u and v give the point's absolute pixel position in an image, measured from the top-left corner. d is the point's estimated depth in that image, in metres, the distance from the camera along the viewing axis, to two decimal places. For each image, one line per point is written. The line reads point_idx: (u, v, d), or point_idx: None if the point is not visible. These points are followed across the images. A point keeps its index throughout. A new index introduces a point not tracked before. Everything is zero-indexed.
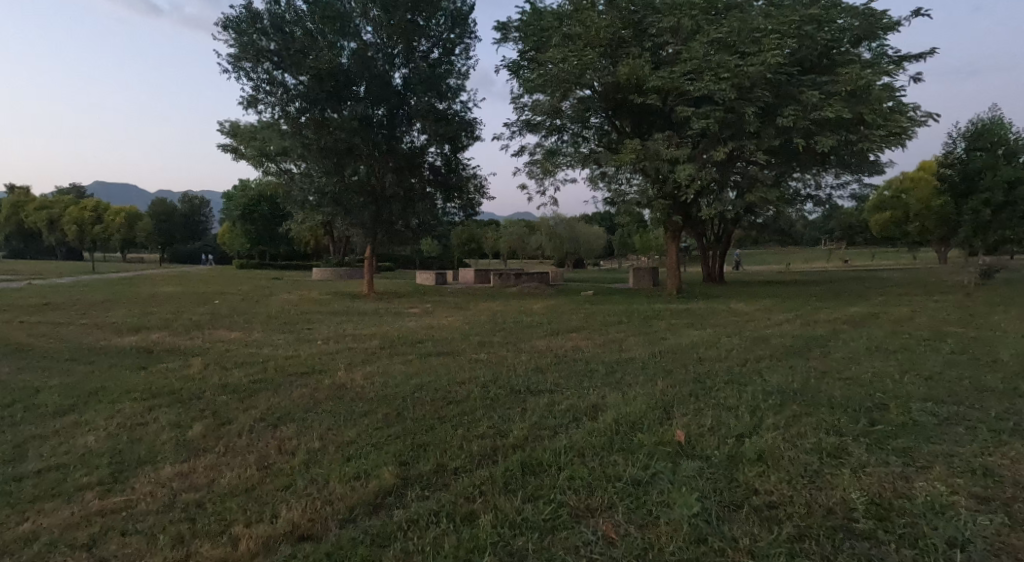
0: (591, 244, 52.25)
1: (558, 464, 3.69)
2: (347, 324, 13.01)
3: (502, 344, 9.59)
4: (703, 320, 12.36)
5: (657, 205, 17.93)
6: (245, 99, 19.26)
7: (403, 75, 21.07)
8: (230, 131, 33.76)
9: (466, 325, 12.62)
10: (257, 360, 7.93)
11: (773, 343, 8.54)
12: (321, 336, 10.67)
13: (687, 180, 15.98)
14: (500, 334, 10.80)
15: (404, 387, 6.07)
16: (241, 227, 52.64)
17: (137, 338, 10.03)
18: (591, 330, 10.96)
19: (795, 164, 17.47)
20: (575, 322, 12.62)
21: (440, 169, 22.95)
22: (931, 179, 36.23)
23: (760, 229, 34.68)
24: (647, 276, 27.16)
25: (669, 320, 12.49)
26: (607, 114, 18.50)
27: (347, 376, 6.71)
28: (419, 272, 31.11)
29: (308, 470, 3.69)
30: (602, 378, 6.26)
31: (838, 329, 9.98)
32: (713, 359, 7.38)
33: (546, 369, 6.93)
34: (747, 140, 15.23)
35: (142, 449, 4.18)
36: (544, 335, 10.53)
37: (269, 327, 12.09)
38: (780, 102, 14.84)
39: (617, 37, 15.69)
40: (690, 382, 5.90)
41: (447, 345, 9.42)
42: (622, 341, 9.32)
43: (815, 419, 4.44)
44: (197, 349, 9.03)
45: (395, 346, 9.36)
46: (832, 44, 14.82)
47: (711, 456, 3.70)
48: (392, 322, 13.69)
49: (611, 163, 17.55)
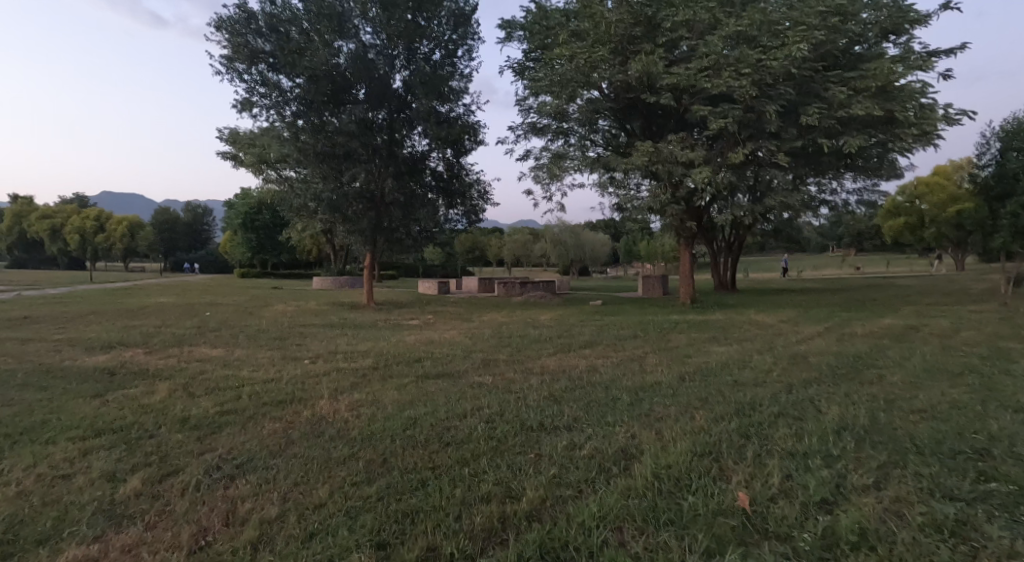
0: (597, 251, 51.30)
1: (588, 548, 2.75)
2: (341, 339, 12.05)
3: (509, 363, 8.64)
4: (727, 333, 11.39)
5: (671, 211, 17.04)
6: (239, 101, 18.46)
7: (404, 77, 20.27)
8: (229, 138, 33.14)
9: (468, 339, 11.66)
10: (233, 384, 7.00)
11: (814, 363, 7.58)
12: (310, 354, 9.72)
13: (703, 184, 15.08)
14: (506, 351, 9.83)
15: (397, 422, 5.15)
16: (242, 236, 51.86)
17: (107, 356, 9.10)
18: (606, 346, 10.02)
19: (817, 167, 16.57)
20: (588, 335, 11.64)
21: (442, 175, 22.13)
22: (948, 184, 35.10)
23: (772, 235, 33.66)
24: (657, 285, 26.23)
25: (690, 334, 11.50)
26: (616, 116, 17.72)
27: (330, 407, 5.78)
28: (422, 281, 30.26)
29: (254, 558, 2.77)
30: (628, 410, 5.31)
31: (882, 345, 8.99)
32: (751, 384, 6.42)
33: (561, 396, 5.99)
34: (767, 141, 14.33)
35: (49, 519, 3.24)
36: (554, 351, 9.58)
37: (255, 343, 11.15)
38: (803, 101, 13.94)
39: (629, 33, 14.72)
40: (736, 417, 4.95)
41: (447, 364, 8.47)
42: (643, 360, 8.35)
43: (909, 474, 3.48)
44: (171, 369, 8.13)
45: (390, 366, 8.44)
46: (858, 39, 13.86)
47: (794, 537, 2.76)
48: (389, 336, 12.75)
49: (622, 166, 16.69)
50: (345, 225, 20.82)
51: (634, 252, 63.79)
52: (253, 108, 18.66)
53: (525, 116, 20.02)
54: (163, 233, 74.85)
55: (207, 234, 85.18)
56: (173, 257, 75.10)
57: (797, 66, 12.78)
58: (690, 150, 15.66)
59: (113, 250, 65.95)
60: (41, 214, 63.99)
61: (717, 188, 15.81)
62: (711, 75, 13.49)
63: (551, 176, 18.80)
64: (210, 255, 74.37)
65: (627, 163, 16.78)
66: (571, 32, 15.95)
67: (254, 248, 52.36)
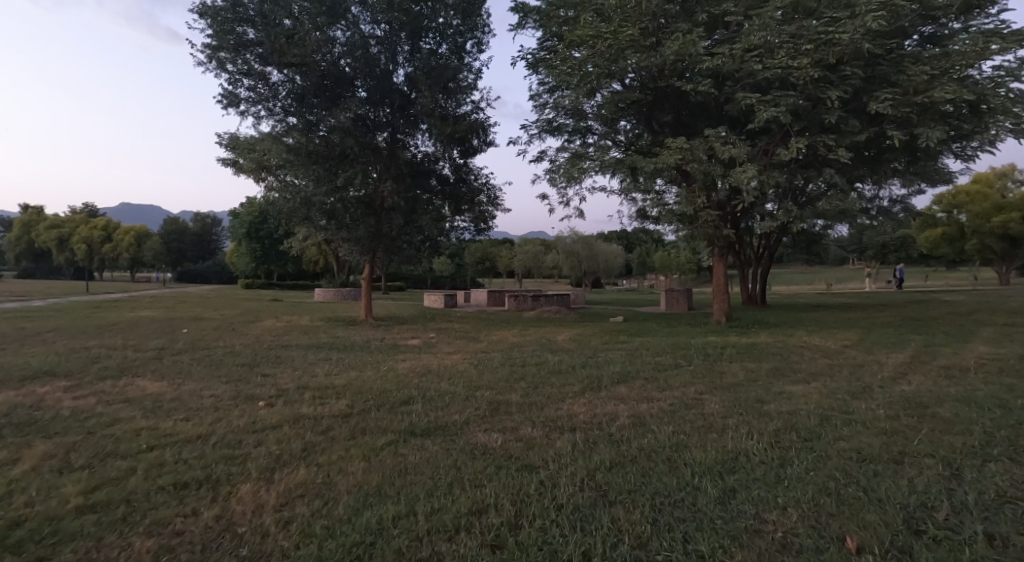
0: (611, 263, 49.11)
1: None
2: (320, 367, 10.01)
3: (524, 409, 6.56)
4: (791, 364, 9.24)
5: (705, 217, 15.03)
6: (223, 95, 16.57)
7: (407, 72, 18.42)
8: (228, 142, 31.60)
9: (474, 369, 9.57)
10: (139, 446, 4.99)
11: (953, 418, 5.43)
12: (272, 391, 7.67)
13: (748, 184, 13.11)
14: (520, 389, 7.75)
15: (347, 542, 3.11)
16: (246, 245, 50.24)
17: (10, 394, 7.14)
18: (647, 384, 7.88)
19: (876, 167, 14.49)
20: (621, 365, 9.53)
21: (449, 179, 20.24)
22: (992, 193, 32.78)
23: (800, 246, 31.31)
24: (683, 299, 24.12)
25: (745, 364, 9.37)
26: (643, 110, 15.76)
27: (253, 500, 3.76)
28: (428, 294, 28.26)
29: None
30: (724, 524, 3.25)
31: (1016, 386, 6.83)
32: (889, 458, 4.32)
33: (608, 484, 3.93)
34: (824, 135, 12.32)
35: None
36: (582, 390, 7.49)
37: (214, 373, 9.15)
38: (870, 87, 11.89)
39: (663, 11, 12.74)
40: (930, 553, 2.88)
41: (444, 411, 6.43)
42: (708, 410, 6.20)
43: None
44: (74, 416, 6.10)
45: (368, 413, 6.38)
46: (938, 13, 11.70)
47: None
48: (379, 363, 10.67)
49: (650, 164, 14.67)
50: (340, 232, 18.96)
51: (648, 264, 61.55)
52: (239, 103, 16.81)
53: (541, 113, 18.15)
54: (171, 243, 73.50)
55: (215, 244, 84.11)
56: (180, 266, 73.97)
57: (869, 41, 10.73)
58: (733, 146, 13.65)
59: (119, 260, 64.97)
60: (48, 223, 62.80)
61: (761, 190, 13.78)
62: (763, 54, 11.50)
63: (568, 179, 16.77)
64: (219, 264, 73.13)
65: (656, 162, 14.79)
66: (595, 12, 13.99)
67: (259, 258, 50.82)
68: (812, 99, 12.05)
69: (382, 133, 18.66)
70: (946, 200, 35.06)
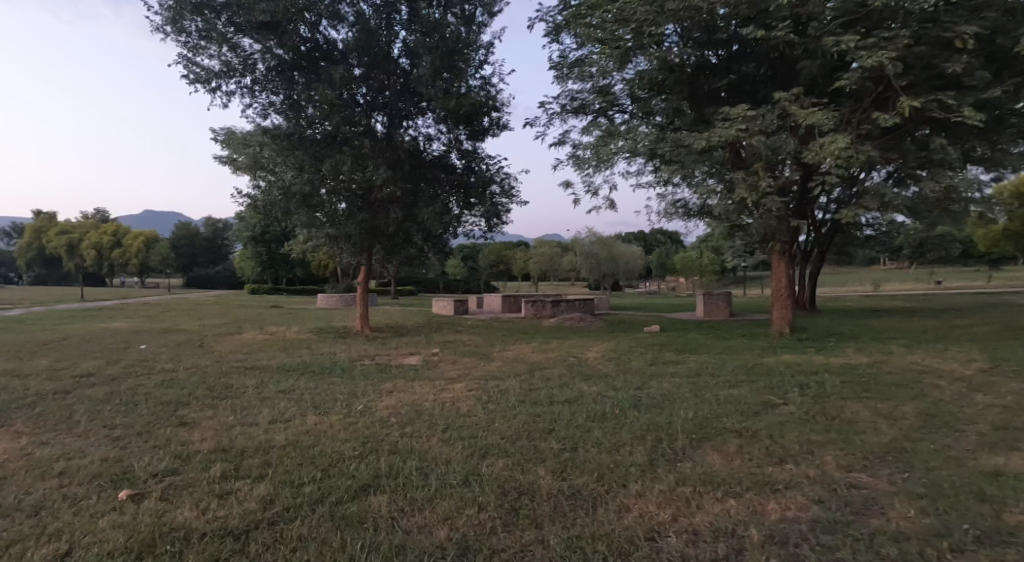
0: (635, 264, 46.04)
1: None
2: (270, 406, 7.31)
3: (564, 509, 3.81)
4: (944, 407, 6.34)
5: (770, 205, 12.10)
6: (187, 68, 14.00)
7: (406, 40, 15.67)
8: (222, 139, 29.28)
9: (481, 412, 6.74)
10: None
11: None
12: (166, 460, 4.96)
13: (835, 158, 10.22)
14: (550, 455, 5.00)
15: None
16: (251, 249, 47.99)
17: None
18: (749, 448, 5.03)
19: (988, 143, 11.55)
20: (689, 406, 6.69)
21: (455, 167, 17.45)
22: None
23: (849, 244, 28.11)
24: (723, 302, 21.27)
25: (872, 406, 6.48)
26: (690, 76, 12.90)
27: None
28: (436, 299, 25.62)
29: None
30: None
31: None
32: None
33: None
34: (940, 92, 9.47)
35: None
36: (649, 464, 4.69)
37: (113, 420, 6.46)
38: (1008, 25, 9.08)
39: None
40: None
41: (419, 520, 3.69)
42: (910, 524, 3.35)
43: None
44: None
45: (287, 523, 3.65)
46: None
47: None
48: (354, 398, 7.88)
49: (702, 139, 11.81)
50: (328, 230, 16.20)
51: (670, 266, 58.25)
52: (207, 75, 14.19)
53: (563, 86, 15.40)
54: (181, 249, 72.07)
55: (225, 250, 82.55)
56: (189, 273, 72.33)
57: None
58: (813, 111, 10.75)
59: (126, 266, 63.24)
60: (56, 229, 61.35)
61: (848, 168, 10.87)
62: None
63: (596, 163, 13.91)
64: (228, 268, 71.12)
65: (709, 136, 11.89)
66: None
67: (265, 262, 48.66)
68: (928, 41, 9.25)
69: (378, 114, 15.96)
70: (1009, 192, 31.57)
